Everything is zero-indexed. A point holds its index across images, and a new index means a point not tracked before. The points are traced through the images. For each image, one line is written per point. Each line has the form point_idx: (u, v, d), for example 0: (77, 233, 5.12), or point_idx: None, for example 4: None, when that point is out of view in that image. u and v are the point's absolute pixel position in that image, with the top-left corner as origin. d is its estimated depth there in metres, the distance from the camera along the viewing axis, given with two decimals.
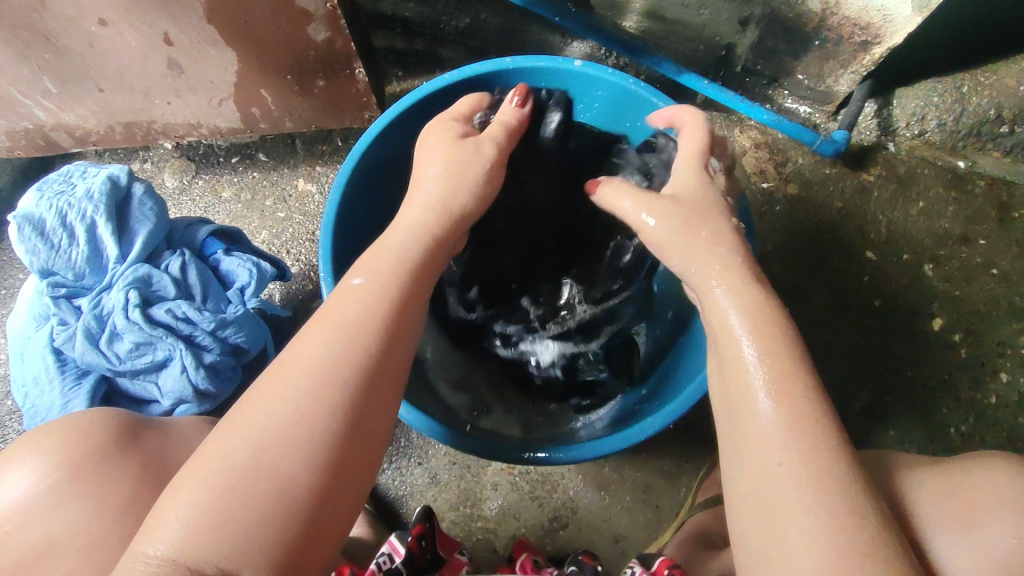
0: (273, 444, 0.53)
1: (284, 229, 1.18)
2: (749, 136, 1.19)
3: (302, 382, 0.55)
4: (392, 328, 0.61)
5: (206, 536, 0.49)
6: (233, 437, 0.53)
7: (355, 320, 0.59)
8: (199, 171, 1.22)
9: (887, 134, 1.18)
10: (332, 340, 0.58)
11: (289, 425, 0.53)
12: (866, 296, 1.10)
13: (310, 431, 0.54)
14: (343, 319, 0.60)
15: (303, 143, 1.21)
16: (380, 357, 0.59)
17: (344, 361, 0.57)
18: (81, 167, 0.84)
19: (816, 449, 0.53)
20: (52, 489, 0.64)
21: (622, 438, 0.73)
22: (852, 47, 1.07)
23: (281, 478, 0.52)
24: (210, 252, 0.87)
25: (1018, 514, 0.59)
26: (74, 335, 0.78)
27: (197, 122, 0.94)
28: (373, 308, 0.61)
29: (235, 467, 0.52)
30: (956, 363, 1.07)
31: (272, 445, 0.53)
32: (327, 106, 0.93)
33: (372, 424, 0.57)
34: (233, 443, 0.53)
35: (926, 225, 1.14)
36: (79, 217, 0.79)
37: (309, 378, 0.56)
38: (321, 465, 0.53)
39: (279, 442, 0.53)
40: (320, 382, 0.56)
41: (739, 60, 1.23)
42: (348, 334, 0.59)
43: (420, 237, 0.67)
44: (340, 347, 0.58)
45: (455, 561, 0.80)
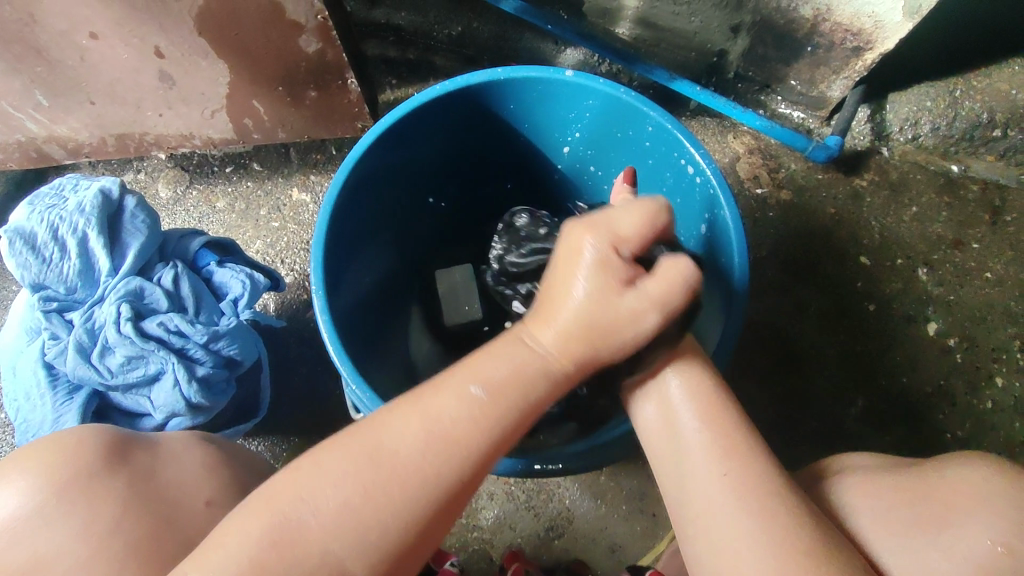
0: (348, 516, 0.52)
1: (278, 238, 1.18)
2: (742, 142, 1.20)
3: (376, 472, 0.53)
4: (493, 445, 0.56)
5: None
6: (302, 504, 0.52)
7: (452, 424, 0.55)
8: (193, 181, 1.22)
9: (880, 138, 1.19)
10: (473, 406, 0.56)
11: (354, 507, 0.52)
12: (861, 301, 1.10)
13: (382, 517, 0.52)
14: (435, 418, 0.56)
15: (296, 152, 1.22)
16: (460, 475, 0.55)
17: (436, 443, 0.55)
18: (73, 180, 0.84)
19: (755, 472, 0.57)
20: (44, 505, 0.64)
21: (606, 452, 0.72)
22: (844, 53, 1.07)
23: (319, 555, 0.51)
24: (203, 264, 0.87)
25: (994, 516, 0.58)
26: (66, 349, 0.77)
27: (189, 133, 0.94)
28: (482, 420, 0.56)
29: (278, 525, 0.52)
30: (952, 367, 1.07)
31: (335, 521, 0.52)
32: (320, 117, 0.93)
33: (431, 534, 0.54)
34: (296, 503, 0.52)
35: (919, 229, 1.14)
36: (70, 230, 0.79)
37: (386, 474, 0.53)
38: (367, 554, 0.52)
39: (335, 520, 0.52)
40: (397, 481, 0.53)
41: (731, 67, 1.23)
42: (431, 438, 0.55)
43: (535, 344, 0.60)
44: (422, 451, 0.54)
45: None
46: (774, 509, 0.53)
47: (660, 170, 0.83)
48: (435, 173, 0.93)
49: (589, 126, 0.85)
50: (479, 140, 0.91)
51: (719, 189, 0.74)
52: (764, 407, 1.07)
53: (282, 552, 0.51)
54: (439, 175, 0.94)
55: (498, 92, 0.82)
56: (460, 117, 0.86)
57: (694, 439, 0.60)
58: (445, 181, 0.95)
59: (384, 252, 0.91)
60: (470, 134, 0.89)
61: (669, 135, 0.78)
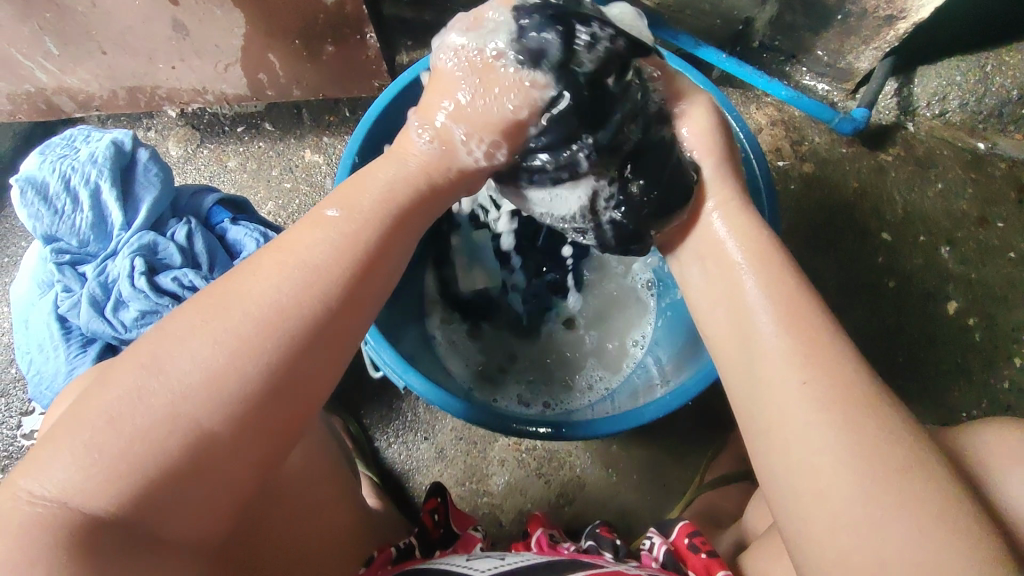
0: (211, 378, 0.43)
1: (290, 200, 1.16)
2: (765, 113, 1.17)
3: (237, 322, 0.44)
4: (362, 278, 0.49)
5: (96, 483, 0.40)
6: (146, 373, 0.42)
7: (317, 262, 0.48)
8: (204, 140, 1.20)
9: (906, 114, 1.16)
10: (275, 291, 0.46)
11: (192, 397, 0.42)
12: (881, 277, 1.09)
13: (157, 442, 0.41)
14: (304, 257, 0.48)
15: (309, 113, 1.20)
16: (339, 307, 0.48)
17: (303, 284, 0.47)
18: (84, 131, 0.82)
19: (893, 452, 0.45)
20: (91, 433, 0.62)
21: (631, 419, 0.72)
22: (876, 22, 1.04)
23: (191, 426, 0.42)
24: (216, 221, 0.85)
25: None
26: (79, 302, 0.77)
27: (202, 88, 0.92)
28: (340, 252, 0.49)
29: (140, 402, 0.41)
30: (970, 346, 1.06)
31: (200, 381, 0.42)
32: (337, 74, 0.90)
33: (311, 382, 0.46)
34: (140, 382, 0.42)
35: (943, 207, 1.12)
36: (82, 182, 0.77)
37: (245, 318, 0.45)
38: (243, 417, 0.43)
39: (202, 388, 0.42)
40: (256, 323, 0.45)
41: (757, 35, 1.20)
42: (301, 278, 0.47)
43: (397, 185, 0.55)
44: (286, 292, 0.46)
45: (469, 535, 0.77)
46: (915, 499, 0.44)
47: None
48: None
49: None
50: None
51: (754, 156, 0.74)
52: None
53: (159, 432, 0.41)
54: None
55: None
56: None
57: (781, 361, 0.51)
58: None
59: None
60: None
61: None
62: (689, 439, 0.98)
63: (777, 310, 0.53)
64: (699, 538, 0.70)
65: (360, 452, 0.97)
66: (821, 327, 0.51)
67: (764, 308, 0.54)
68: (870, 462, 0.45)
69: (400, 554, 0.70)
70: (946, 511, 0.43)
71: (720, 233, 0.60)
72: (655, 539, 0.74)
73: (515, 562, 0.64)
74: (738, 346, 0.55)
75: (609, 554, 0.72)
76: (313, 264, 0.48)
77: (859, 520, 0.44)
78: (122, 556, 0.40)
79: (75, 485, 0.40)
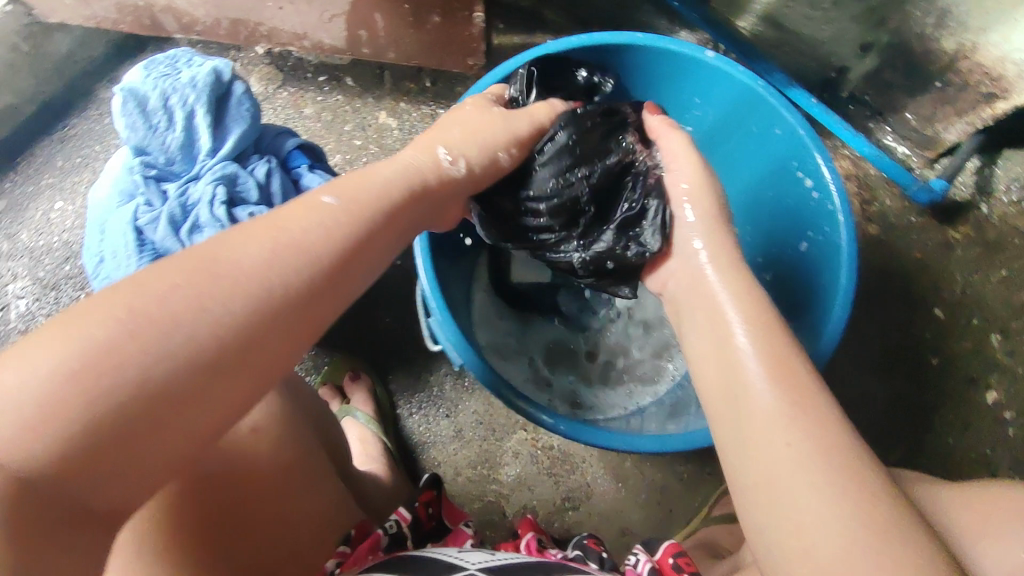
0: (169, 344, 0.40)
1: (358, 157, 1.18)
2: (841, 165, 1.17)
3: (221, 296, 0.43)
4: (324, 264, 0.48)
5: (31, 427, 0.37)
6: (118, 313, 0.40)
7: (294, 242, 0.47)
8: (286, 83, 1.22)
9: (983, 194, 1.13)
10: (237, 263, 0.45)
11: (159, 362, 0.40)
12: (925, 352, 1.08)
13: (100, 399, 0.38)
14: (290, 239, 0.47)
15: (392, 76, 1.21)
16: (288, 289, 0.45)
17: (277, 255, 0.46)
18: (188, 54, 0.84)
19: (848, 452, 0.48)
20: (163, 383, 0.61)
21: (682, 441, 0.71)
22: (976, 96, 1.03)
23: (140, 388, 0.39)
24: (294, 165, 0.87)
25: None
26: (158, 218, 0.79)
27: (303, 34, 0.93)
28: (318, 231, 0.49)
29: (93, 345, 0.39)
30: (1003, 440, 1.04)
31: (167, 348, 0.40)
32: (435, 45, 0.91)
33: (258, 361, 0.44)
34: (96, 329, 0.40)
35: (1003, 294, 1.10)
36: (180, 103, 0.79)
37: (225, 292, 0.43)
38: (185, 378, 0.41)
39: (169, 355, 0.40)
40: (241, 299, 0.43)
41: (849, 86, 1.19)
42: (279, 258, 0.46)
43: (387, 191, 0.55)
44: (253, 263, 0.45)
45: (460, 531, 0.78)
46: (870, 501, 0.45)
47: (772, 182, 0.75)
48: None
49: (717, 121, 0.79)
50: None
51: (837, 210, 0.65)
52: None
53: (104, 376, 0.39)
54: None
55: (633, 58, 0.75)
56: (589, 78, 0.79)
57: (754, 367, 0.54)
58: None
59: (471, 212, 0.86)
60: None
61: (800, 142, 0.69)
62: (704, 470, 0.98)
63: (746, 325, 0.57)
64: (681, 558, 0.70)
65: (383, 416, 0.99)
66: (786, 339, 0.55)
67: (740, 321, 0.57)
68: (821, 474, 0.47)
69: (392, 542, 0.71)
70: (885, 530, 0.43)
71: (700, 264, 0.63)
72: (642, 556, 0.73)
73: (503, 559, 0.66)
74: (709, 359, 0.58)
75: (595, 565, 0.73)
76: (278, 233, 0.47)
77: (824, 514, 0.45)
78: (31, 524, 0.37)
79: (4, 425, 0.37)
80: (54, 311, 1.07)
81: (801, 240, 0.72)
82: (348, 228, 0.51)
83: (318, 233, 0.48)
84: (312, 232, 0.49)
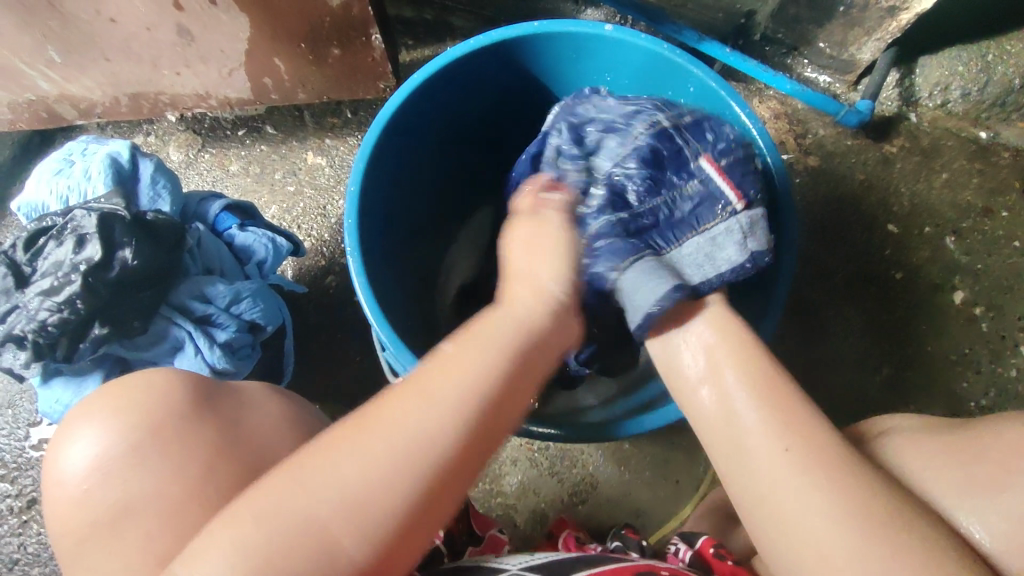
0: (57, 489, 0.60)
1: (295, 203, 1.15)
2: (769, 107, 1.17)
3: (58, 447, 0.62)
4: (135, 449, 0.60)
5: (60, 505, 0.60)
6: (63, 443, 0.62)
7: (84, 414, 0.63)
8: (206, 144, 1.19)
9: (909, 104, 1.17)
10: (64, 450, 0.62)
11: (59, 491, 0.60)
12: (888, 269, 1.10)
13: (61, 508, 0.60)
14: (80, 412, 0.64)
15: (311, 115, 1.18)
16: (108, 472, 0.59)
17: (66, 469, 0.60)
18: (83, 145, 0.79)
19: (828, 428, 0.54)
20: (144, 441, 0.60)
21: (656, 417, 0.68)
22: (879, 13, 1.02)
23: (61, 500, 0.60)
24: (223, 227, 0.84)
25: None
26: (31, 297, 0.66)
27: (206, 93, 0.92)
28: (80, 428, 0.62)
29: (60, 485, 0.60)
30: (978, 337, 1.06)
31: (56, 485, 0.60)
32: (341, 77, 0.93)
33: (145, 500, 0.58)
34: (59, 462, 0.61)
35: (949, 197, 1.12)
36: (81, 200, 0.74)
37: (60, 447, 0.62)
38: (81, 502, 0.59)
39: (74, 501, 0.59)
40: (60, 442, 0.62)
41: (758, 29, 1.17)
42: (66, 430, 0.63)
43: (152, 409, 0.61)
44: (60, 445, 0.62)
45: (494, 539, 0.79)
46: None
47: None
48: (470, 137, 0.88)
49: (632, 86, 0.79)
50: (517, 98, 0.84)
51: (760, 138, 0.70)
52: (791, 375, 1.07)
53: (56, 492, 0.60)
54: (463, 138, 0.87)
55: (536, 52, 0.76)
56: (499, 77, 0.80)
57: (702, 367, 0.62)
58: (477, 148, 0.91)
59: (419, 228, 0.87)
60: (495, 98, 0.84)
61: (715, 98, 0.72)
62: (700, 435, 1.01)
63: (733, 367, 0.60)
64: (720, 548, 0.72)
65: None
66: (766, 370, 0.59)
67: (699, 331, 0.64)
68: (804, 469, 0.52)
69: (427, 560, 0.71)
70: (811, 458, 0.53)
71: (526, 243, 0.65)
72: (681, 544, 0.76)
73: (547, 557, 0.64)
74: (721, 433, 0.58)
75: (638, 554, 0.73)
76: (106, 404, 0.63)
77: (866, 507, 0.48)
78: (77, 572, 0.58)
79: (57, 507, 0.60)
80: (15, 429, 1.04)
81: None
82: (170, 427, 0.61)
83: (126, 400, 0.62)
84: (127, 406, 0.62)
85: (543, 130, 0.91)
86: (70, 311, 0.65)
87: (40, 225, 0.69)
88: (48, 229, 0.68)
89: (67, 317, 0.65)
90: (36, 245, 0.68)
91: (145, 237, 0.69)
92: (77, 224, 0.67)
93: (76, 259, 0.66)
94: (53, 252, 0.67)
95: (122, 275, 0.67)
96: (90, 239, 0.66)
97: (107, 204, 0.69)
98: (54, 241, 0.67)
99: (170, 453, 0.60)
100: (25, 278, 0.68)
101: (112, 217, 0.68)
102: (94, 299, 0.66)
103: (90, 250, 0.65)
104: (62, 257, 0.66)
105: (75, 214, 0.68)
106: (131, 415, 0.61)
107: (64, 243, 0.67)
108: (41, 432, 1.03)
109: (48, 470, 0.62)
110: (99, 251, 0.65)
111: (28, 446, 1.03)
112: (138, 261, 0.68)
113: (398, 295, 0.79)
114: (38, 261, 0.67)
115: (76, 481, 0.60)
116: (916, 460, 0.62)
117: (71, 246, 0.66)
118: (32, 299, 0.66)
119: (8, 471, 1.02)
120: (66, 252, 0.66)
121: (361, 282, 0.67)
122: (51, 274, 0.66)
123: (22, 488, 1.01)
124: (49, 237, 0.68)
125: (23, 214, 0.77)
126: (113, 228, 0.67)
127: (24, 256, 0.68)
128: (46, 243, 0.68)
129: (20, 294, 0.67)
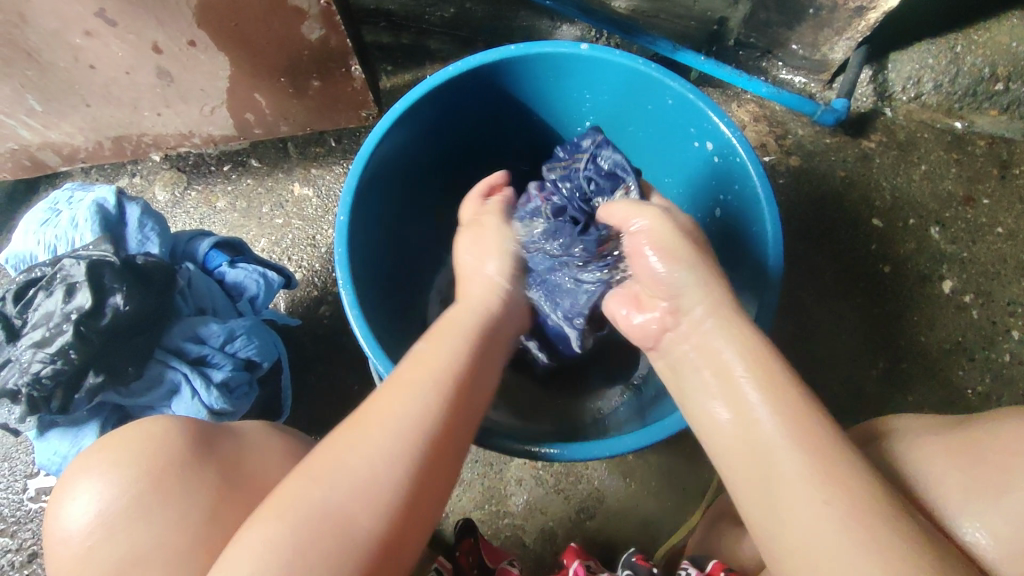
0: (57, 540, 0.60)
1: (284, 235, 1.14)
2: (747, 110, 1.19)
3: (58, 499, 0.61)
4: (133, 505, 0.59)
5: (60, 556, 0.59)
6: (62, 497, 0.61)
7: (84, 462, 0.62)
8: (191, 181, 1.19)
9: (883, 100, 1.18)
10: (62, 502, 0.61)
11: (58, 543, 0.60)
12: (877, 262, 1.11)
13: (59, 560, 0.60)
14: (81, 459, 0.63)
15: (295, 146, 1.18)
16: (108, 526, 0.59)
17: (68, 520, 0.60)
18: (68, 192, 0.79)
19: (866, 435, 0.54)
20: (143, 494, 0.60)
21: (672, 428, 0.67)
22: (847, 13, 1.04)
23: (62, 553, 0.59)
24: (214, 265, 0.83)
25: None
26: (22, 352, 0.65)
27: (188, 132, 0.93)
28: (81, 474, 0.62)
29: (62, 538, 0.60)
30: (968, 324, 1.08)
31: (57, 538, 0.60)
32: (322, 107, 0.93)
33: (150, 552, 0.58)
34: (60, 515, 0.61)
35: (930, 188, 1.14)
36: (68, 249, 0.74)
37: (61, 497, 0.61)
38: (80, 557, 0.59)
39: (73, 555, 0.59)
40: (62, 494, 0.62)
41: (732, 34, 1.19)
42: (68, 477, 0.62)
43: (154, 460, 0.61)
44: (60, 495, 0.62)
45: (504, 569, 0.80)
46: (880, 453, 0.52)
47: (667, 148, 0.81)
48: (455, 161, 0.88)
49: (610, 101, 0.80)
50: (499, 119, 0.85)
51: (739, 146, 0.69)
52: None
53: (58, 544, 0.60)
54: (448, 162, 0.88)
55: (514, 73, 0.77)
56: (481, 102, 0.81)
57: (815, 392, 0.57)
58: (461, 171, 0.91)
59: (409, 254, 0.87)
60: (477, 121, 0.84)
61: (692, 106, 0.72)
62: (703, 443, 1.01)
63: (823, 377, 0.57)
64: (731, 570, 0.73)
65: None
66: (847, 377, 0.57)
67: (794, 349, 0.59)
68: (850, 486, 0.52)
69: None
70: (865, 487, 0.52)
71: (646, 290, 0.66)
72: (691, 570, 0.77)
73: None
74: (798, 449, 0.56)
75: None
76: (109, 451, 0.62)
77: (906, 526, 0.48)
78: None
79: (58, 559, 0.60)
80: (12, 481, 1.02)
81: (714, 207, 0.77)
82: (173, 481, 0.60)
83: (129, 452, 0.62)
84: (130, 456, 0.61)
85: (527, 151, 0.92)
86: (63, 361, 0.64)
87: (27, 278, 0.69)
88: (35, 281, 0.68)
89: (59, 368, 0.65)
90: (24, 298, 0.68)
91: (135, 281, 0.69)
92: (66, 274, 0.67)
93: (66, 308, 0.65)
94: (43, 303, 0.66)
95: (113, 323, 0.67)
96: (79, 287, 0.66)
97: (95, 253, 0.69)
98: (43, 292, 0.67)
99: (170, 509, 0.59)
100: (14, 330, 0.67)
101: (101, 263, 0.67)
102: (87, 348, 0.65)
103: (80, 301, 0.65)
104: (52, 308, 0.66)
105: (61, 263, 0.68)
106: (132, 469, 0.61)
107: (52, 294, 0.66)
108: (39, 482, 1.02)
109: (48, 522, 0.61)
110: (87, 298, 0.65)
111: (27, 498, 1.02)
112: (130, 307, 0.68)
113: (392, 322, 0.79)
114: (28, 314, 0.67)
115: (76, 539, 0.59)
116: (929, 457, 0.63)
117: (59, 296, 0.66)
118: (22, 352, 0.65)
119: (7, 525, 1.00)
120: (55, 302, 0.66)
121: (355, 314, 0.67)
122: (42, 325, 0.65)
123: (22, 541, 0.99)
124: (38, 288, 0.68)
125: (11, 266, 0.77)
126: (103, 274, 0.67)
127: (13, 310, 0.68)
128: (33, 295, 0.67)
129: (12, 347, 0.66)
